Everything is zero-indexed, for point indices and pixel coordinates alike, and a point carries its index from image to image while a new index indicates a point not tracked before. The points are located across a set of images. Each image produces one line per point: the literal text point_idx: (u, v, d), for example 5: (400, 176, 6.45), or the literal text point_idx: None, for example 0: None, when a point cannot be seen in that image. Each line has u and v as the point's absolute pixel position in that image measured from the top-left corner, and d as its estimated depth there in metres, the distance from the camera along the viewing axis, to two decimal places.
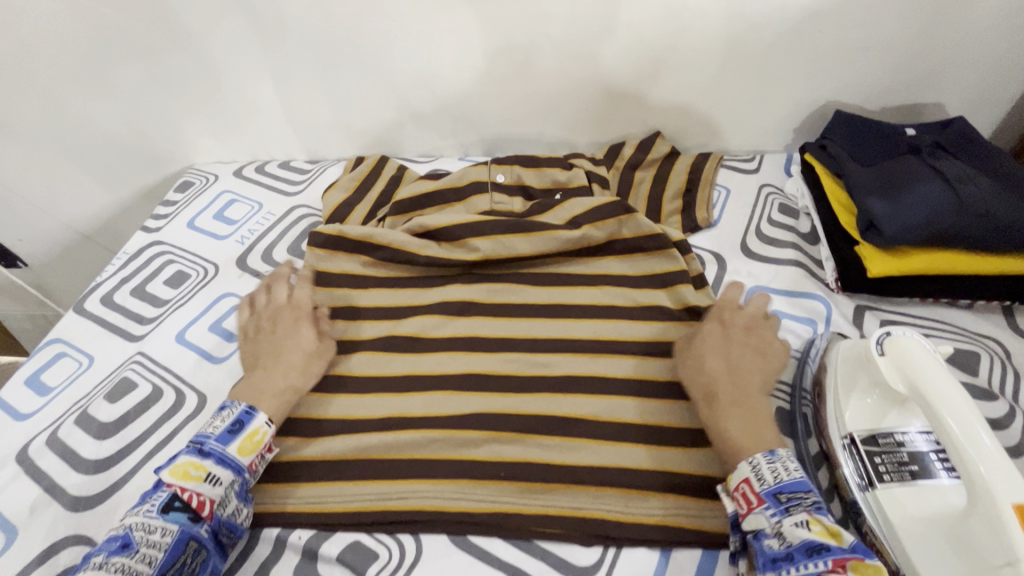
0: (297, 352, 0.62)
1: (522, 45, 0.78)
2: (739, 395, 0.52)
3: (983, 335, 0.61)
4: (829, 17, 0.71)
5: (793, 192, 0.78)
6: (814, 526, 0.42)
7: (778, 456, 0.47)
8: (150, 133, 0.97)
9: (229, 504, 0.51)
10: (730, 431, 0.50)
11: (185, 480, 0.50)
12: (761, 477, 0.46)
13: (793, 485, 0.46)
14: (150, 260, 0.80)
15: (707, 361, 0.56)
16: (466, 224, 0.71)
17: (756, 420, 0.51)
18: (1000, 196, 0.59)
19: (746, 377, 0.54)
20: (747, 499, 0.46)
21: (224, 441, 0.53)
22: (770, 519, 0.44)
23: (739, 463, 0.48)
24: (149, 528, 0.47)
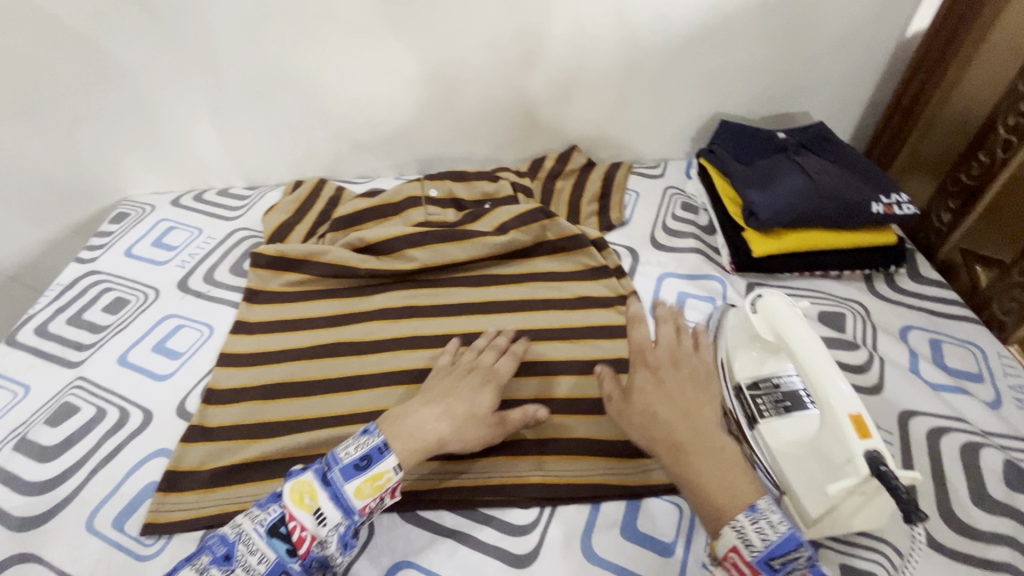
0: (468, 407, 0.55)
1: (444, 72, 0.86)
2: (703, 441, 0.47)
3: (849, 298, 0.73)
4: (704, 42, 0.83)
5: (693, 192, 0.89)
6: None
7: (759, 513, 0.43)
8: (81, 167, 0.97)
9: (329, 547, 0.46)
10: (706, 485, 0.45)
11: (299, 507, 0.47)
12: (749, 544, 0.42)
13: (782, 546, 0.41)
14: (85, 289, 0.80)
15: (654, 408, 0.50)
16: (403, 235, 0.77)
17: (727, 466, 0.46)
18: (846, 183, 0.72)
19: (701, 415, 0.49)
20: (739, 568, 0.42)
21: (348, 477, 0.48)
22: None
23: (720, 528, 0.43)
24: (252, 547, 0.45)
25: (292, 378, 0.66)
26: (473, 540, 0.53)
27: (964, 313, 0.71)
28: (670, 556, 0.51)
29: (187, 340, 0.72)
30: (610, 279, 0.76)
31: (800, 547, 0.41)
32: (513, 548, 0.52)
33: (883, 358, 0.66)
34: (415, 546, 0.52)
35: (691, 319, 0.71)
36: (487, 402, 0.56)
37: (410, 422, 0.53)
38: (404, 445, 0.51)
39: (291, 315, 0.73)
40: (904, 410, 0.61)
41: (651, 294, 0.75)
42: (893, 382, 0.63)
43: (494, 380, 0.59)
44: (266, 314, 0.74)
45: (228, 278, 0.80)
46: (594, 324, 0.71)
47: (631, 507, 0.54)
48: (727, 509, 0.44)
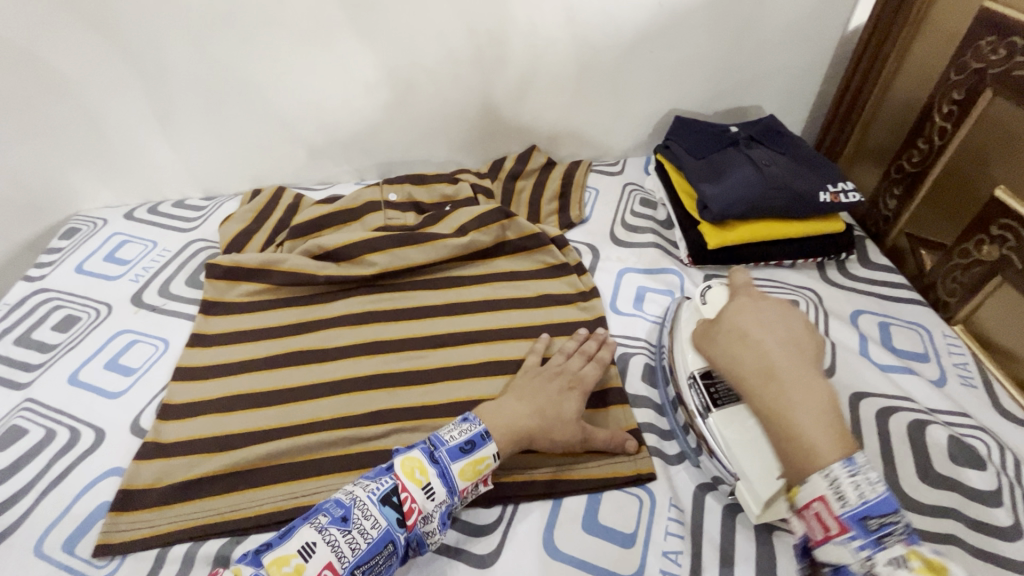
0: (557, 409, 0.57)
1: (399, 75, 0.86)
2: (801, 375, 0.46)
3: (802, 286, 0.75)
4: (654, 40, 0.85)
5: (651, 188, 0.90)
6: (913, 564, 0.37)
7: (857, 467, 0.40)
8: (27, 183, 0.93)
9: (430, 522, 0.49)
10: (793, 416, 0.44)
11: (411, 479, 0.49)
12: (842, 498, 0.40)
13: (876, 508, 0.39)
14: (33, 308, 0.77)
15: (753, 338, 0.50)
16: (362, 240, 0.76)
17: (822, 405, 0.44)
18: (795, 173, 0.74)
19: (799, 353, 0.48)
20: (824, 521, 0.40)
21: (454, 457, 0.51)
22: (857, 553, 0.39)
23: (809, 474, 0.42)
24: (366, 512, 0.46)
25: (249, 390, 0.65)
26: (435, 543, 0.52)
27: (911, 296, 0.73)
28: (630, 547, 0.51)
29: (142, 355, 0.70)
30: (570, 276, 0.76)
31: (896, 511, 0.39)
32: (473, 548, 0.52)
33: (834, 342, 0.68)
34: None
35: (650, 313, 0.73)
36: (573, 406, 0.58)
37: (499, 417, 0.55)
38: (500, 435, 0.54)
39: (249, 325, 0.72)
40: (854, 392, 0.62)
41: (611, 289, 0.76)
42: (843, 365, 0.65)
43: (580, 386, 0.60)
44: (223, 325, 0.72)
45: (183, 291, 0.79)
46: (554, 321, 0.71)
47: (591, 501, 0.55)
48: (816, 447, 0.42)
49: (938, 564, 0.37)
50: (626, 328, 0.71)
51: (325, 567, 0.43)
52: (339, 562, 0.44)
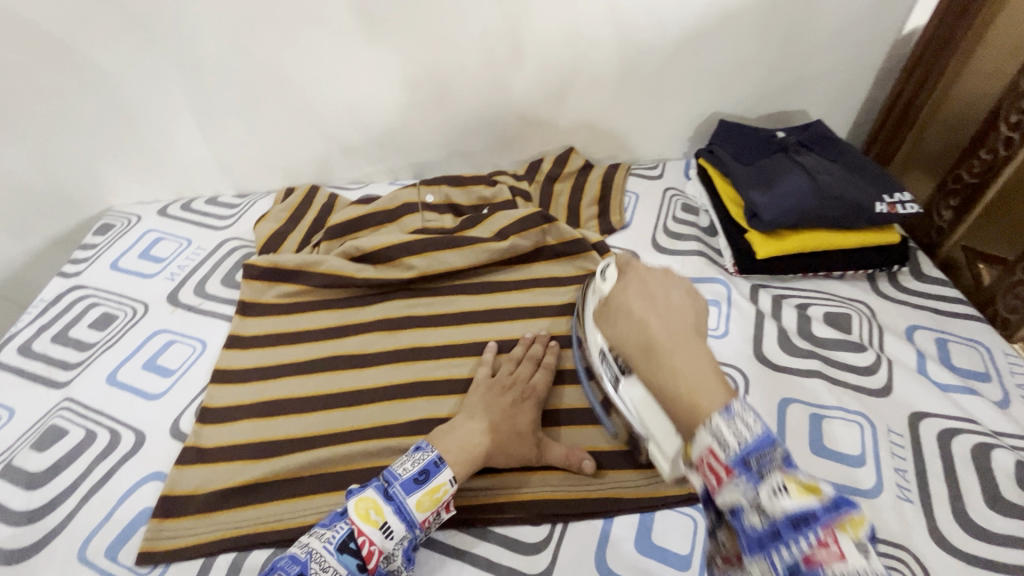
0: (511, 423, 0.57)
1: (437, 74, 0.84)
2: (681, 344, 0.41)
3: (854, 299, 0.73)
4: (701, 41, 0.82)
5: (693, 193, 0.88)
6: (790, 487, 0.32)
7: (734, 414, 0.35)
8: (62, 177, 0.93)
9: (394, 561, 0.48)
10: (677, 386, 0.38)
11: (366, 523, 0.47)
12: (723, 443, 0.34)
13: (794, 516, 0.32)
14: (71, 305, 0.77)
15: (630, 311, 0.45)
16: (401, 243, 0.75)
17: (705, 363, 0.39)
18: (849, 182, 0.72)
19: (679, 317, 0.43)
20: (714, 470, 0.35)
21: (409, 491, 0.49)
22: (742, 492, 0.34)
23: (694, 430, 0.36)
24: (324, 564, 0.45)
25: (289, 395, 0.64)
26: (483, 560, 0.51)
27: (969, 311, 0.70)
28: (686, 570, 0.49)
29: (180, 356, 0.70)
30: None
31: (776, 446, 0.34)
32: (524, 567, 0.50)
33: (890, 359, 0.65)
34: (427, 569, 0.51)
35: None
36: (528, 419, 0.58)
37: (455, 437, 0.55)
38: (456, 458, 0.53)
39: (287, 328, 0.71)
40: (914, 411, 0.60)
41: None
42: (901, 383, 0.63)
43: (533, 396, 0.60)
44: (260, 327, 0.71)
45: (220, 290, 0.78)
46: None
47: (645, 520, 0.53)
48: (699, 407, 0.36)
49: (812, 485, 0.33)
50: None
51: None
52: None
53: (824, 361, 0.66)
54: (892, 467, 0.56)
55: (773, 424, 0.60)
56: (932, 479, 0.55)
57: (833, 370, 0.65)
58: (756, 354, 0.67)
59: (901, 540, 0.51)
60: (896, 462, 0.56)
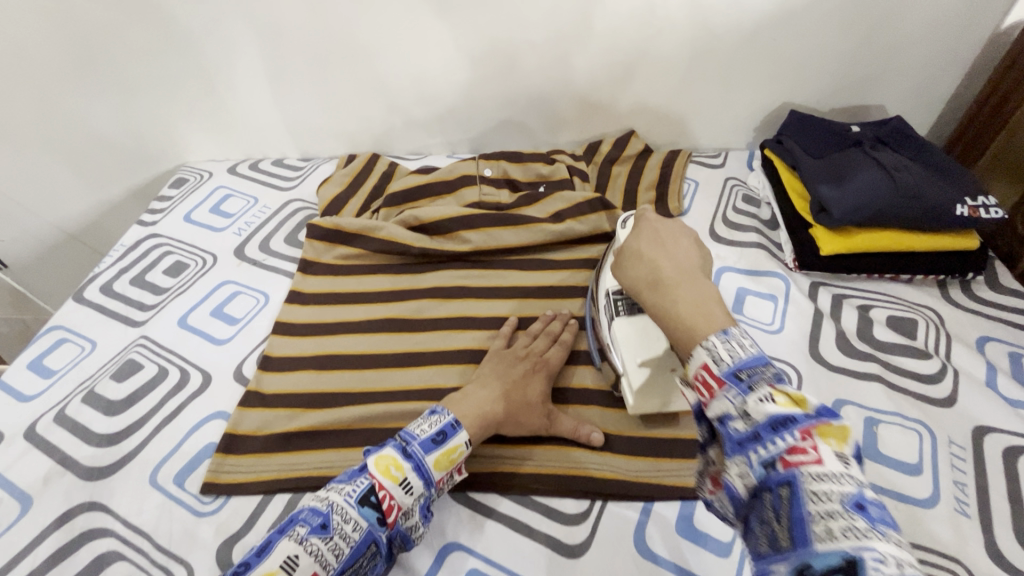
0: (522, 392, 0.58)
1: (504, 49, 0.84)
2: (691, 277, 0.44)
3: (920, 304, 0.70)
4: (780, 27, 0.79)
5: (755, 184, 0.85)
6: (776, 398, 0.35)
7: (731, 337, 0.38)
8: (144, 132, 0.99)
9: (411, 517, 0.48)
10: (680, 308, 0.41)
11: (386, 478, 0.48)
12: (716, 358, 0.38)
13: (747, 361, 0.37)
14: (148, 251, 0.82)
15: (642, 255, 0.47)
16: (458, 216, 0.77)
17: (704, 299, 0.42)
18: (928, 181, 0.68)
19: (684, 259, 0.46)
20: (708, 385, 0.38)
21: (427, 450, 0.50)
22: (734, 400, 0.36)
23: (690, 350, 0.40)
24: (346, 517, 0.45)
25: (344, 351, 0.67)
26: (521, 525, 0.52)
27: None
28: (725, 556, 0.49)
29: (244, 306, 0.73)
30: None
31: (766, 363, 0.37)
32: (563, 536, 0.51)
33: (957, 369, 0.62)
34: (466, 529, 0.52)
35: (750, 315, 0.69)
36: (538, 389, 0.59)
37: (469, 403, 0.56)
38: (469, 422, 0.54)
39: (344, 289, 0.74)
40: (979, 425, 0.57)
41: None
42: (967, 395, 0.60)
43: (544, 368, 0.62)
44: (319, 286, 0.74)
45: (283, 248, 0.81)
46: None
47: (685, 506, 0.53)
48: (698, 330, 0.39)
49: (801, 397, 0.35)
50: None
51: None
52: (326, 571, 0.43)
53: (884, 365, 0.63)
54: (950, 479, 0.54)
55: None
56: (993, 495, 0.53)
57: (893, 376, 0.62)
58: (811, 352, 0.65)
59: (956, 553, 0.49)
60: (956, 475, 0.54)
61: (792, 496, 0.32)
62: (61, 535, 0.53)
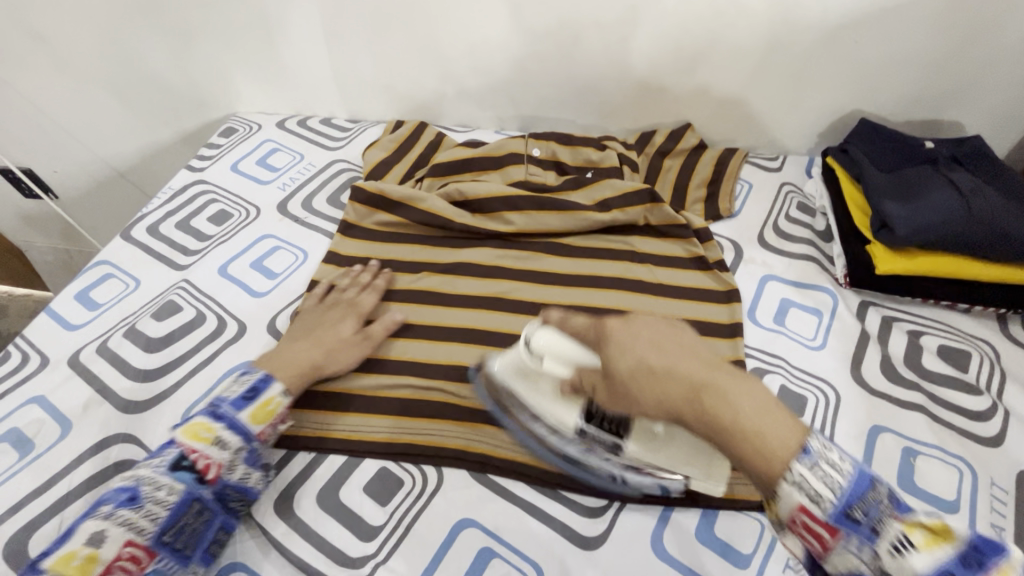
0: (337, 336, 0.62)
1: (568, 26, 0.81)
2: (723, 379, 0.40)
3: (976, 337, 0.66)
4: (863, 27, 0.75)
5: (811, 193, 0.82)
6: (914, 538, 0.34)
7: (816, 457, 0.36)
8: (199, 78, 1.00)
9: (236, 470, 0.51)
10: (747, 426, 0.37)
11: (197, 442, 0.50)
12: (817, 500, 0.35)
13: (856, 489, 0.36)
14: (193, 197, 0.83)
15: (652, 359, 0.42)
16: (503, 195, 0.75)
17: (766, 406, 0.38)
18: (1005, 208, 0.64)
19: (694, 355, 0.42)
20: (816, 531, 0.36)
21: (237, 408, 0.53)
22: (858, 551, 0.35)
23: (777, 485, 0.36)
24: (157, 484, 0.48)
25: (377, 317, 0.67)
26: (536, 510, 0.52)
27: None
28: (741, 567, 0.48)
29: (283, 262, 0.74)
30: (714, 271, 0.72)
31: (874, 487, 0.36)
32: (580, 528, 0.51)
33: (1007, 410, 0.59)
34: (482, 510, 0.52)
35: (793, 328, 0.67)
36: (348, 327, 0.63)
37: (290, 354, 0.59)
38: (296, 368, 0.58)
39: (379, 255, 0.74)
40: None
41: (752, 295, 0.71)
42: (1015, 438, 0.57)
43: (353, 310, 0.65)
44: (357, 250, 0.74)
45: (325, 208, 0.81)
46: (685, 315, 0.67)
47: (704, 516, 0.51)
48: (776, 451, 0.37)
49: (937, 526, 0.34)
50: (764, 340, 0.66)
51: (126, 545, 0.45)
52: (141, 536, 0.46)
53: (929, 396, 0.60)
54: (988, 521, 0.51)
55: (859, 449, 0.56)
56: None
57: (938, 408, 0.60)
58: (852, 373, 0.62)
59: None
60: (994, 518, 0.52)
61: None
62: (96, 462, 0.55)
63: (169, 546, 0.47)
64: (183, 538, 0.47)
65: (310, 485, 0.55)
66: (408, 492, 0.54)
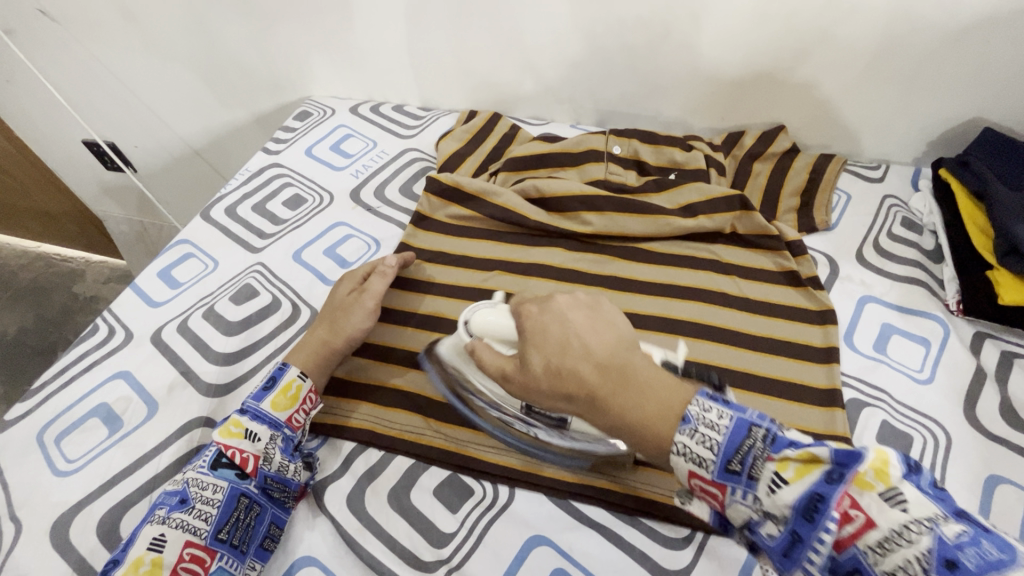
0: (334, 306, 0.63)
1: (662, 17, 0.76)
2: (622, 380, 0.42)
3: None
4: (1002, 26, 0.67)
5: (919, 208, 0.75)
6: (785, 475, 0.33)
7: (694, 424, 0.37)
8: (277, 61, 1.00)
9: (274, 460, 0.52)
10: (642, 418, 0.40)
11: (230, 438, 0.52)
12: (700, 463, 0.36)
13: (732, 441, 0.35)
14: (270, 180, 0.84)
15: (552, 366, 0.45)
16: (582, 194, 0.72)
17: (647, 398, 0.41)
18: None
19: (589, 353, 0.45)
20: (709, 490, 0.37)
21: (259, 398, 0.54)
22: (747, 501, 0.35)
23: (667, 458, 0.38)
24: (203, 484, 0.49)
25: (447, 315, 0.66)
26: (614, 534, 0.50)
27: None
28: None
29: (356, 251, 0.74)
30: (807, 290, 0.66)
31: (751, 430, 0.35)
32: (661, 559, 0.48)
33: None
34: (557, 528, 0.50)
35: (895, 358, 0.61)
36: (344, 289, 0.64)
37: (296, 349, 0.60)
38: (297, 356, 0.59)
39: (450, 250, 0.72)
40: None
41: (848, 317, 0.65)
42: None
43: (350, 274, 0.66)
44: (428, 243, 0.73)
45: (397, 198, 0.80)
46: (774, 336, 0.63)
47: None
48: (662, 436, 0.39)
49: (807, 459, 0.32)
50: (863, 369, 0.61)
51: (186, 545, 0.46)
52: (198, 536, 0.47)
53: None
54: None
55: (973, 502, 0.51)
56: None
57: None
58: (966, 415, 0.56)
59: None
60: None
61: None
62: (179, 443, 0.56)
63: (227, 542, 0.47)
64: (239, 534, 0.48)
65: (381, 483, 0.54)
66: (479, 504, 0.52)
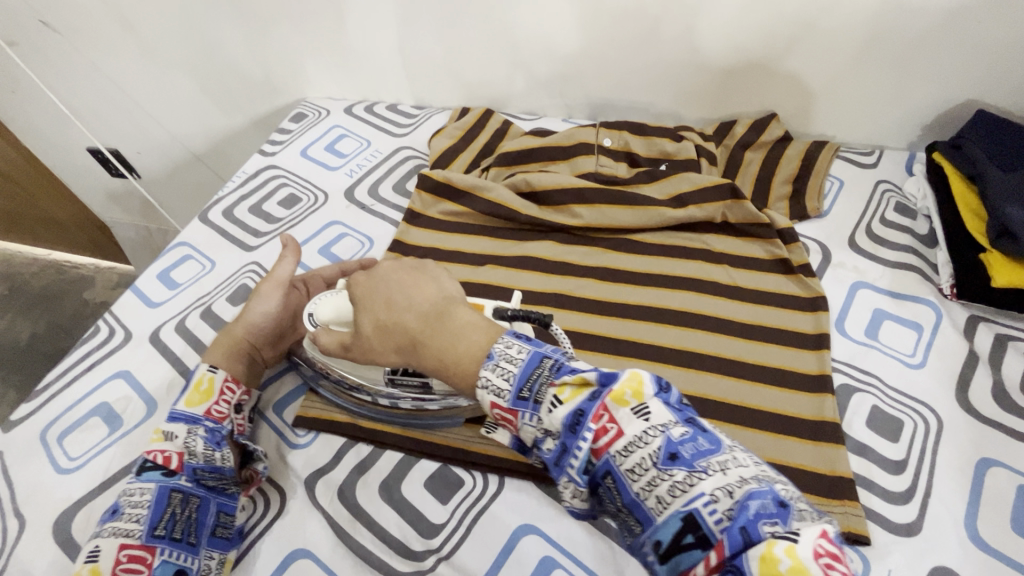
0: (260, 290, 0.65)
1: (649, 8, 0.76)
2: (434, 325, 0.47)
3: None
4: (992, 7, 0.66)
5: (912, 192, 0.74)
6: (563, 396, 0.39)
7: (497, 359, 0.42)
8: (272, 64, 1.01)
9: (199, 452, 0.51)
10: (454, 355, 0.44)
11: (152, 444, 0.51)
12: (500, 394, 0.41)
13: (525, 371, 0.41)
14: (265, 181, 0.85)
15: (377, 321, 0.50)
16: (572, 187, 0.72)
17: (456, 337, 0.45)
18: None
19: (407, 304, 0.49)
20: (507, 419, 0.41)
21: (175, 401, 0.54)
22: (533, 421, 0.40)
23: (476, 393, 0.42)
24: (130, 491, 0.48)
25: None
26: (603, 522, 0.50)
27: None
28: None
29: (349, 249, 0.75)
30: (798, 277, 0.66)
31: (542, 362, 0.41)
32: None
33: None
34: (546, 516, 0.51)
35: (887, 343, 0.61)
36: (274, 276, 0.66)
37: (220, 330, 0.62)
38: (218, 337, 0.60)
39: (441, 245, 0.73)
40: None
41: (841, 303, 0.65)
42: None
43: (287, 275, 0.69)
44: (419, 239, 0.74)
45: (390, 196, 0.81)
46: (764, 323, 0.63)
47: None
48: (471, 372, 0.43)
49: (579, 382, 0.39)
50: (854, 355, 0.60)
51: (121, 547, 0.45)
52: (133, 537, 0.45)
53: None
54: None
55: (963, 484, 0.51)
56: None
57: None
58: (958, 398, 0.56)
59: None
60: None
61: (618, 483, 0.36)
62: None
63: (167, 536, 0.46)
64: (180, 526, 0.47)
65: (374, 476, 0.55)
66: (469, 494, 0.53)
